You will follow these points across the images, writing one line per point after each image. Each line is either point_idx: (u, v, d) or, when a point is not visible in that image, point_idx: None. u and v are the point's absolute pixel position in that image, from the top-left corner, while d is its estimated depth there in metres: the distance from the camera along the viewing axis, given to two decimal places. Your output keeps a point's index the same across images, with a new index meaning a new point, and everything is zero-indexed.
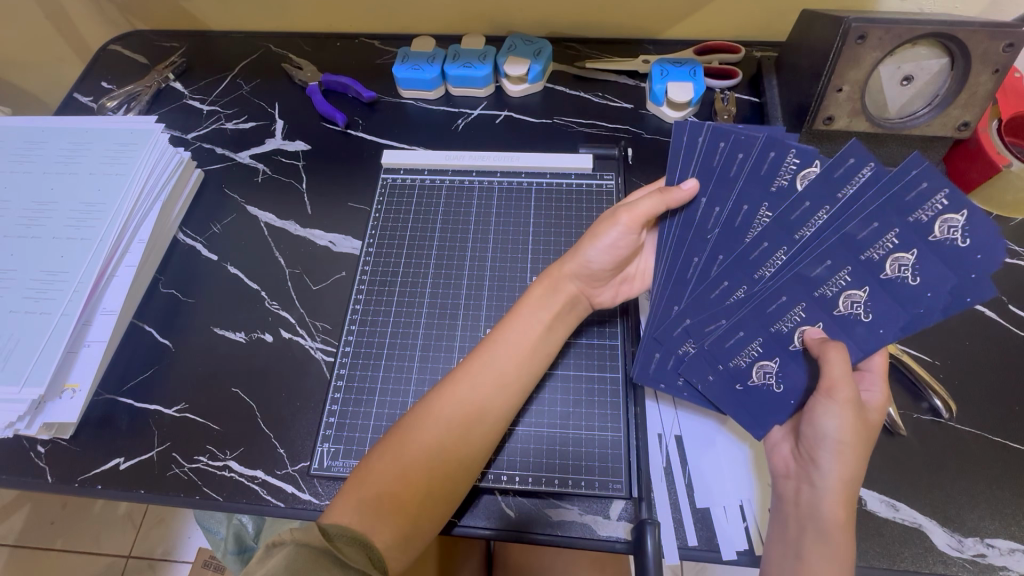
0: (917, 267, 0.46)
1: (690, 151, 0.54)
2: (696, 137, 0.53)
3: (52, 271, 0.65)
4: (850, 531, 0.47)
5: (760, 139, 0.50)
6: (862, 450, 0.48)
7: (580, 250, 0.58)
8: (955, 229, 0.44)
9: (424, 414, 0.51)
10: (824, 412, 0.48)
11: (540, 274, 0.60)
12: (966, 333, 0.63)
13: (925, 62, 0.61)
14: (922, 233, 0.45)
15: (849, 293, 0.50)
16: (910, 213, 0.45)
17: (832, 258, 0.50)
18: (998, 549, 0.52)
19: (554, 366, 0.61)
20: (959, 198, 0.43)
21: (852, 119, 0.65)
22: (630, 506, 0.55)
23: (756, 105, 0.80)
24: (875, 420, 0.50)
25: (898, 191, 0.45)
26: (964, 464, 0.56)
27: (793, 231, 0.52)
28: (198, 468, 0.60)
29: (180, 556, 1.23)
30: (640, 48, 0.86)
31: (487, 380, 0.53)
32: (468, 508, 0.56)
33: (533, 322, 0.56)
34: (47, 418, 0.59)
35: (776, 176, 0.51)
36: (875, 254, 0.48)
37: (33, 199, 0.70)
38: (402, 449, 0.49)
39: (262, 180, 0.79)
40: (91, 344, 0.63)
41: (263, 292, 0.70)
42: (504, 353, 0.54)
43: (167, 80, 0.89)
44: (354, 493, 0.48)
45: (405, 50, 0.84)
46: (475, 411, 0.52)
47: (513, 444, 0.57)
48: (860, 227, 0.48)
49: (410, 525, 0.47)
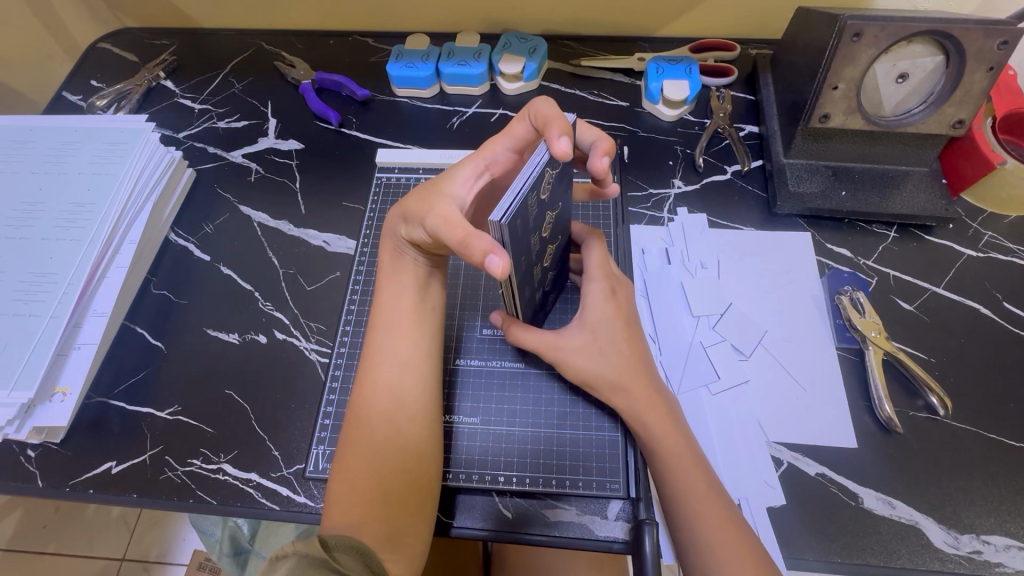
0: (554, 199, 0.49)
1: (523, 212, 0.42)
2: (515, 214, 0.40)
3: (40, 273, 0.64)
4: (695, 463, 0.51)
5: (528, 190, 0.41)
6: (617, 372, 0.54)
7: (438, 190, 0.51)
8: (553, 173, 0.45)
9: (350, 433, 0.50)
10: (579, 362, 0.55)
11: (382, 240, 0.58)
12: (961, 330, 0.63)
13: (920, 60, 0.61)
14: (543, 193, 0.45)
15: (545, 233, 0.51)
16: (534, 202, 0.43)
17: (533, 250, 0.49)
18: (994, 545, 0.53)
19: (455, 365, 0.61)
20: (538, 169, 0.42)
21: (848, 117, 0.65)
22: (629, 506, 0.55)
23: (752, 103, 0.80)
24: (609, 321, 0.56)
25: (525, 209, 0.42)
26: (959, 460, 0.56)
27: (535, 244, 0.49)
28: (192, 471, 0.59)
29: (175, 559, 1.22)
30: (636, 46, 0.86)
31: (388, 374, 0.52)
32: (462, 508, 0.55)
33: (400, 291, 0.55)
34: (38, 422, 0.58)
35: (531, 203, 0.43)
36: (542, 220, 0.48)
37: (21, 199, 0.69)
38: (349, 464, 0.49)
39: (256, 180, 0.78)
40: (81, 346, 0.62)
41: (256, 292, 0.70)
42: (393, 338, 0.54)
43: (158, 79, 0.88)
44: (338, 508, 0.47)
45: (398, 48, 0.83)
46: (391, 404, 0.51)
47: (463, 441, 0.57)
48: (530, 233, 0.46)
49: (395, 524, 0.47)
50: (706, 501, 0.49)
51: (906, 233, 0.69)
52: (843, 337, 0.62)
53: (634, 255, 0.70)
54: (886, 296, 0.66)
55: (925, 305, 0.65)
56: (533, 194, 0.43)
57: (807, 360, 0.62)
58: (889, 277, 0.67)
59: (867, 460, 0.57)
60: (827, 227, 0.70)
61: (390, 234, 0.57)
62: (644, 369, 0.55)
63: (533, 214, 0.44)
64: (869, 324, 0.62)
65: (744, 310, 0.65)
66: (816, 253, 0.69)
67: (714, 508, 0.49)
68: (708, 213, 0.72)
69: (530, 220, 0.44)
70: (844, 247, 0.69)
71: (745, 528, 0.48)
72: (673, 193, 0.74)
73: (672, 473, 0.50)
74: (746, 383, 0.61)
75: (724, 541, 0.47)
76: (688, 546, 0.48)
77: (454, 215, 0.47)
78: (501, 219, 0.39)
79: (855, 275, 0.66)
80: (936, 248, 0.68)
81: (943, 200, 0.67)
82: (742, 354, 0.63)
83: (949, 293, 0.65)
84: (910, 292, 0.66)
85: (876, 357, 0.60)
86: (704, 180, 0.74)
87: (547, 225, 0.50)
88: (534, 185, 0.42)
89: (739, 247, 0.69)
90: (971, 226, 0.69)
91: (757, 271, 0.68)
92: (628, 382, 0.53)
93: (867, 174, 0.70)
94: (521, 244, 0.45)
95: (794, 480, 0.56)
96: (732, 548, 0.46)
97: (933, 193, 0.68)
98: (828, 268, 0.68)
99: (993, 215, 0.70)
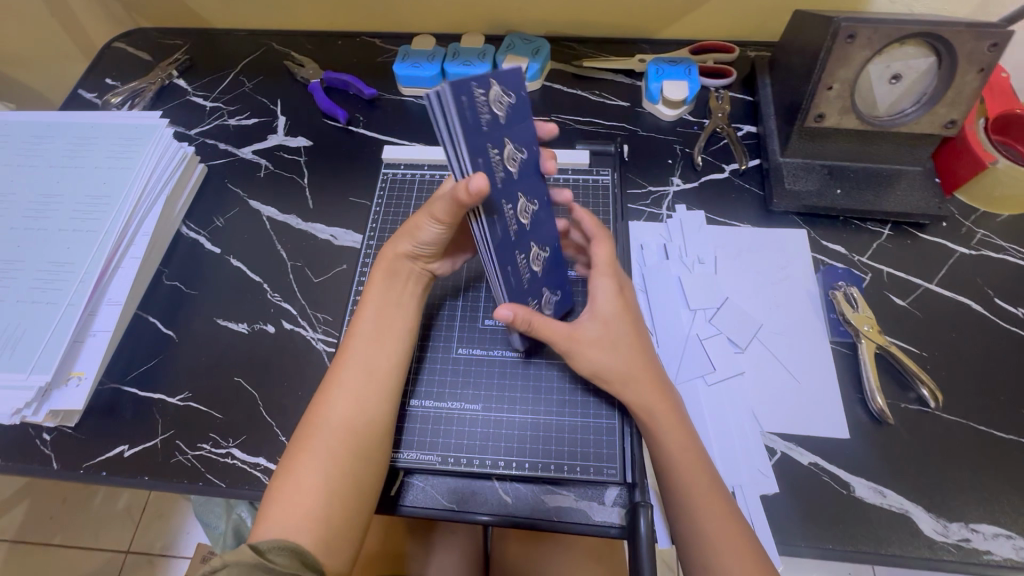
0: (521, 137, 0.46)
1: (466, 108, 0.40)
2: (460, 95, 0.39)
3: (58, 262, 0.66)
4: (693, 452, 0.52)
5: (474, 82, 0.40)
6: (627, 365, 0.55)
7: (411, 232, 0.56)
8: (506, 95, 0.43)
9: (308, 436, 0.51)
10: (593, 353, 0.56)
11: (376, 259, 0.58)
12: (953, 325, 0.64)
13: (913, 62, 0.63)
14: (495, 120, 0.43)
15: (523, 207, 0.50)
16: (483, 99, 0.41)
17: (503, 195, 0.47)
18: (982, 533, 0.54)
19: (449, 354, 0.63)
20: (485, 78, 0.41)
21: (843, 116, 0.66)
22: (625, 491, 0.56)
23: (750, 104, 0.81)
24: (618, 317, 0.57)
25: (472, 102, 0.40)
26: (949, 451, 0.57)
27: (513, 192, 0.48)
28: (201, 455, 0.61)
29: (179, 551, 1.24)
30: (637, 48, 0.88)
31: (361, 379, 0.53)
32: (415, 488, 0.57)
33: (384, 302, 0.57)
34: (54, 405, 0.60)
35: (480, 113, 0.41)
36: (506, 146, 0.45)
37: (39, 191, 0.71)
38: (301, 470, 0.49)
39: (265, 175, 0.80)
40: (97, 333, 0.64)
41: (265, 283, 0.72)
42: (365, 347, 0.55)
43: (171, 77, 0.91)
44: (275, 513, 0.47)
45: (405, 49, 0.86)
46: (354, 414, 0.52)
47: (466, 427, 0.59)
48: (493, 152, 0.44)
49: (335, 530, 0.48)
50: (699, 489, 0.50)
51: (900, 231, 0.71)
52: (836, 331, 0.64)
53: (633, 250, 0.71)
54: (879, 292, 0.67)
55: (917, 301, 0.66)
56: (483, 104, 0.41)
57: (802, 353, 0.64)
58: (883, 273, 0.68)
59: (859, 451, 0.58)
60: (822, 224, 0.72)
61: (386, 256, 0.58)
62: (652, 366, 0.56)
63: (485, 129, 0.42)
64: (862, 318, 0.63)
65: (739, 305, 0.67)
66: (811, 250, 0.70)
67: (713, 495, 0.50)
68: (706, 210, 0.74)
69: (485, 127, 0.42)
70: (839, 244, 0.71)
71: (738, 517, 0.50)
72: (672, 190, 0.75)
73: (667, 456, 0.52)
74: (741, 375, 0.62)
75: (721, 529, 0.48)
76: (682, 528, 0.50)
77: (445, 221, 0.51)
78: (438, 90, 0.38)
79: (849, 271, 0.68)
80: (929, 246, 0.70)
81: (936, 198, 0.69)
82: (738, 347, 0.64)
83: (941, 289, 0.67)
84: (903, 288, 0.67)
85: (869, 350, 0.61)
86: (702, 178, 0.76)
87: (516, 163, 0.47)
88: (481, 92, 0.40)
89: (736, 243, 0.71)
90: (965, 224, 0.71)
91: (754, 267, 0.69)
92: (638, 378, 0.55)
93: (862, 174, 0.71)
94: (475, 151, 0.42)
95: (787, 469, 0.57)
96: (724, 538, 0.48)
97: (927, 191, 0.69)
98: (823, 264, 0.69)
99: (986, 214, 0.71)
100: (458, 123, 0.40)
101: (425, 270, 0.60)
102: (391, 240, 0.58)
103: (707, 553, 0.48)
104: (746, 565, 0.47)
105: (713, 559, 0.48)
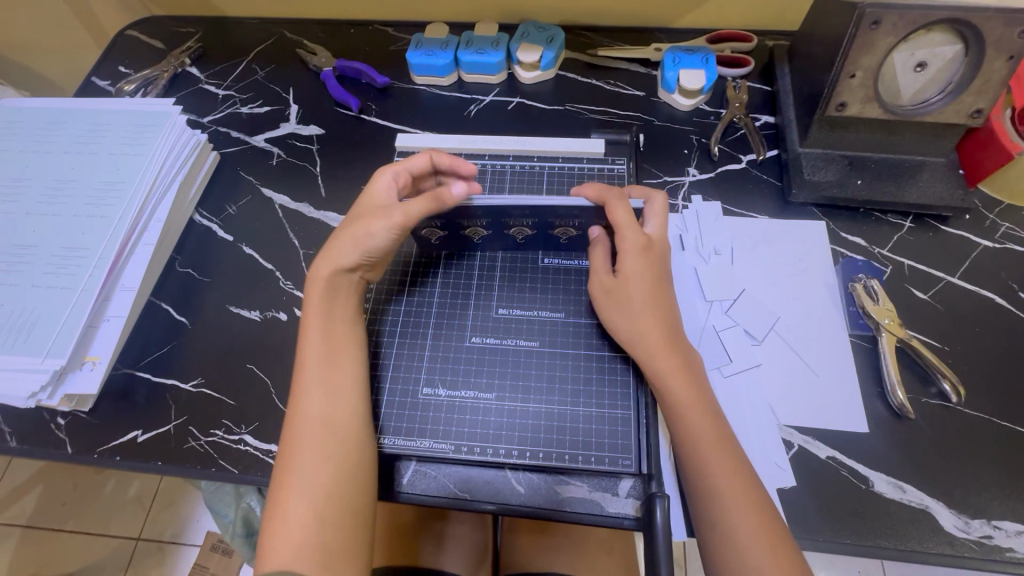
0: (539, 224, 0.61)
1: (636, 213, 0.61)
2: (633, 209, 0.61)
3: (72, 248, 0.66)
4: (726, 450, 0.50)
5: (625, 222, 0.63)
6: (637, 329, 0.56)
7: (357, 234, 0.57)
8: None
9: (285, 470, 0.50)
10: (624, 313, 0.57)
11: (309, 281, 0.58)
12: (975, 319, 0.63)
13: (939, 49, 0.61)
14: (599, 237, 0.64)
15: (564, 229, 0.63)
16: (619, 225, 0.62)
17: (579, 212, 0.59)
18: (1005, 531, 0.53)
19: (457, 344, 0.62)
20: None
21: (865, 105, 0.65)
22: (640, 483, 0.56)
23: (768, 94, 0.80)
24: (637, 279, 0.57)
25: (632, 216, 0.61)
26: (971, 447, 0.56)
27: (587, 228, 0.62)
28: (214, 441, 0.61)
29: (188, 539, 1.25)
30: (653, 37, 0.86)
31: (316, 391, 0.53)
32: (419, 476, 0.57)
33: (325, 318, 0.56)
34: (69, 389, 0.60)
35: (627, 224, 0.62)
36: (527, 218, 0.60)
37: (53, 177, 0.72)
38: (288, 498, 0.49)
39: (277, 164, 0.80)
40: (110, 318, 0.64)
41: (277, 271, 0.71)
42: (314, 365, 0.54)
43: (184, 65, 0.90)
44: (278, 544, 0.47)
45: (419, 37, 0.85)
46: (322, 432, 0.52)
47: (461, 423, 0.58)
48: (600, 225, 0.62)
49: (341, 540, 0.48)
50: (734, 495, 0.48)
51: (921, 223, 0.69)
52: (856, 323, 0.63)
53: None
54: (900, 285, 0.66)
55: (939, 294, 0.65)
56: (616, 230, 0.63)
57: (819, 346, 0.63)
58: (904, 266, 0.67)
59: (877, 445, 0.57)
60: (842, 216, 0.71)
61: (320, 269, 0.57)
62: (669, 333, 0.55)
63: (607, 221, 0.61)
64: (883, 311, 0.62)
65: (757, 296, 0.66)
66: (830, 241, 0.69)
67: (751, 500, 0.47)
68: (723, 200, 0.73)
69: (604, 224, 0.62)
70: (859, 236, 0.69)
71: (760, 495, 0.48)
72: (687, 181, 0.74)
73: (698, 456, 0.50)
74: (758, 367, 0.62)
75: (739, 508, 0.47)
76: (707, 529, 0.48)
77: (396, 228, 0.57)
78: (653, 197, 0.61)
79: (869, 264, 0.66)
80: (951, 239, 0.68)
81: (959, 190, 0.67)
82: (755, 339, 0.63)
83: (963, 283, 0.65)
84: (924, 281, 0.66)
85: (890, 343, 0.60)
86: (719, 169, 0.75)
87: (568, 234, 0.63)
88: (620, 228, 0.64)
89: (753, 234, 0.70)
90: (988, 217, 0.69)
91: (772, 260, 0.68)
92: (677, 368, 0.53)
93: (884, 164, 0.70)
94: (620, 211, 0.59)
95: (804, 462, 0.57)
96: (743, 519, 0.47)
97: (949, 183, 0.68)
98: (841, 256, 0.68)
99: (1010, 207, 0.69)
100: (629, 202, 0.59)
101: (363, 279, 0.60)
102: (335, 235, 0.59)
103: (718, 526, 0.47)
104: (764, 530, 0.46)
105: (729, 523, 0.47)
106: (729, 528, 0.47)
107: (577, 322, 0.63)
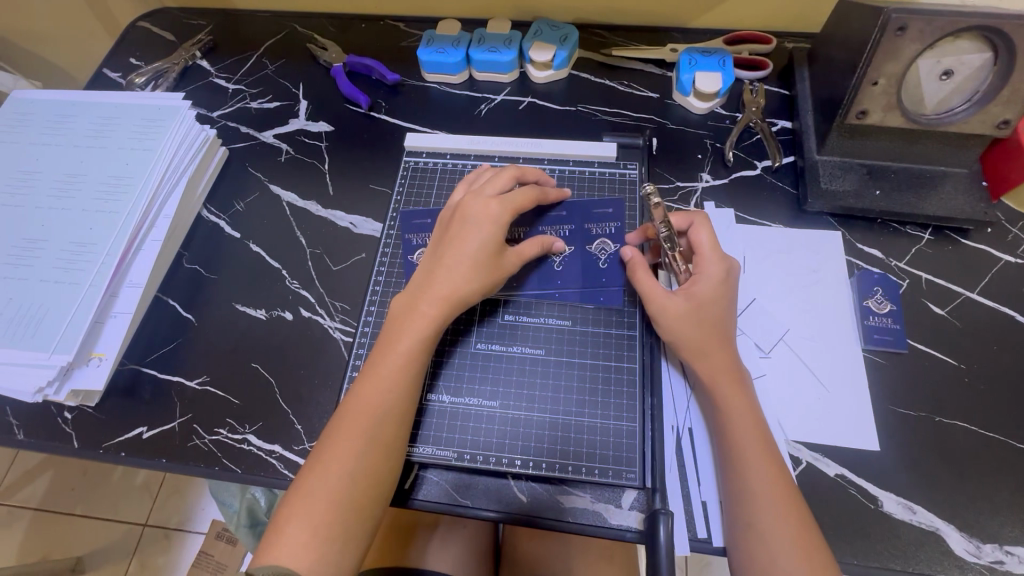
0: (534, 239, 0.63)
1: (603, 214, 0.63)
2: (609, 218, 0.63)
3: (80, 242, 0.66)
4: (772, 472, 0.50)
5: (612, 224, 0.63)
6: (700, 340, 0.55)
7: (460, 218, 0.58)
8: (609, 247, 0.63)
9: (322, 456, 0.50)
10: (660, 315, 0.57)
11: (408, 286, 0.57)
12: (994, 337, 0.61)
13: (967, 57, 0.59)
14: (588, 246, 0.63)
15: (558, 245, 0.63)
16: (606, 235, 0.63)
17: (567, 215, 0.63)
18: (1017, 556, 0.52)
19: (464, 348, 0.61)
20: (620, 234, 0.63)
21: (887, 113, 0.63)
22: (644, 495, 0.55)
23: (786, 98, 0.78)
24: (701, 283, 0.57)
25: (603, 219, 0.63)
26: (985, 468, 0.55)
27: (582, 240, 0.63)
28: (218, 440, 0.61)
29: (194, 527, 1.26)
30: (668, 37, 0.85)
31: (362, 407, 0.52)
32: (428, 482, 0.57)
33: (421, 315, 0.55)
34: (75, 385, 0.61)
35: (606, 227, 0.63)
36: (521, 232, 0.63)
37: (63, 170, 0.72)
38: (316, 487, 0.49)
39: (286, 160, 0.80)
40: (117, 314, 0.65)
41: (283, 270, 0.71)
42: (391, 360, 0.54)
43: (194, 58, 0.90)
44: (292, 536, 0.47)
45: (430, 33, 0.84)
46: (377, 427, 0.51)
47: (464, 432, 0.57)
48: (588, 232, 0.63)
49: (348, 540, 0.49)
50: (789, 526, 0.47)
51: (941, 236, 0.67)
52: (871, 338, 0.61)
53: None
54: (916, 299, 0.64)
55: (956, 310, 0.63)
56: (604, 251, 0.63)
57: (831, 359, 0.61)
58: (921, 280, 0.65)
59: (888, 464, 0.56)
60: (858, 227, 0.69)
61: (433, 286, 0.55)
62: (730, 360, 0.55)
63: (591, 233, 0.63)
64: None
65: (767, 307, 0.64)
66: (845, 252, 0.68)
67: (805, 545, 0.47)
68: (736, 208, 0.71)
69: (590, 232, 0.63)
70: (876, 248, 0.68)
71: (814, 533, 0.48)
72: (700, 187, 0.73)
73: (748, 474, 0.50)
74: (763, 378, 0.61)
75: (780, 537, 0.47)
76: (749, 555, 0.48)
77: (490, 207, 0.57)
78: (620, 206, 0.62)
79: (885, 277, 0.65)
80: (972, 253, 0.66)
81: (982, 203, 0.65)
82: (763, 351, 0.62)
83: (983, 299, 0.64)
84: (942, 296, 0.64)
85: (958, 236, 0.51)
86: (733, 175, 0.73)
87: (560, 253, 0.63)
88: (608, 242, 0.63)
89: (765, 244, 0.68)
90: (1011, 231, 0.67)
91: (784, 271, 0.67)
92: (734, 384, 0.54)
93: (904, 174, 0.68)
94: (587, 210, 0.63)
95: (811, 480, 0.56)
96: (780, 546, 0.47)
97: (971, 195, 0.66)
98: (857, 268, 0.66)
99: None
100: (592, 206, 0.63)
101: (475, 260, 0.56)
102: (451, 251, 0.56)
103: (749, 508, 0.49)
104: (778, 494, 0.49)
105: (744, 483, 0.50)
106: (750, 493, 0.49)
107: (585, 330, 0.62)
